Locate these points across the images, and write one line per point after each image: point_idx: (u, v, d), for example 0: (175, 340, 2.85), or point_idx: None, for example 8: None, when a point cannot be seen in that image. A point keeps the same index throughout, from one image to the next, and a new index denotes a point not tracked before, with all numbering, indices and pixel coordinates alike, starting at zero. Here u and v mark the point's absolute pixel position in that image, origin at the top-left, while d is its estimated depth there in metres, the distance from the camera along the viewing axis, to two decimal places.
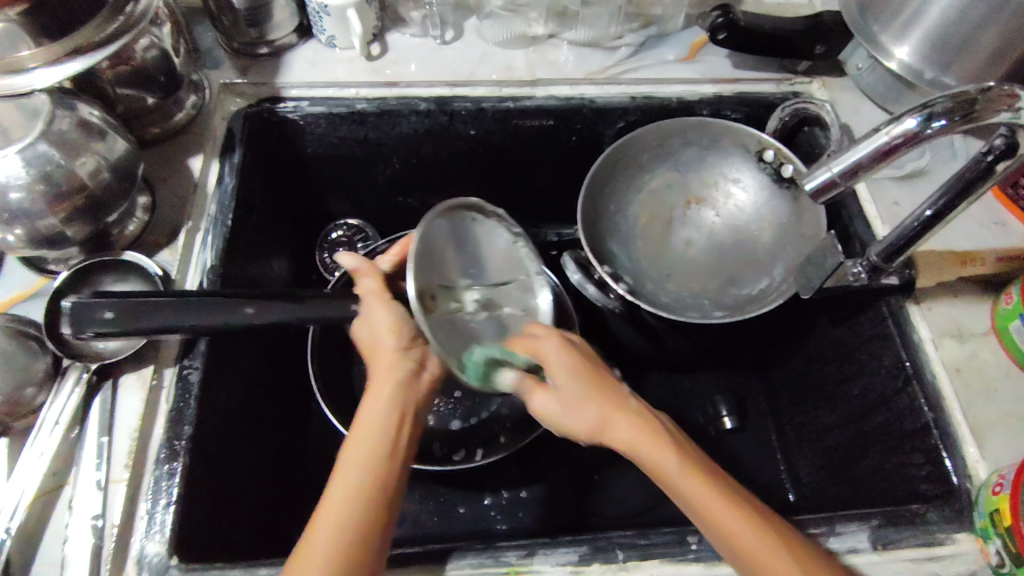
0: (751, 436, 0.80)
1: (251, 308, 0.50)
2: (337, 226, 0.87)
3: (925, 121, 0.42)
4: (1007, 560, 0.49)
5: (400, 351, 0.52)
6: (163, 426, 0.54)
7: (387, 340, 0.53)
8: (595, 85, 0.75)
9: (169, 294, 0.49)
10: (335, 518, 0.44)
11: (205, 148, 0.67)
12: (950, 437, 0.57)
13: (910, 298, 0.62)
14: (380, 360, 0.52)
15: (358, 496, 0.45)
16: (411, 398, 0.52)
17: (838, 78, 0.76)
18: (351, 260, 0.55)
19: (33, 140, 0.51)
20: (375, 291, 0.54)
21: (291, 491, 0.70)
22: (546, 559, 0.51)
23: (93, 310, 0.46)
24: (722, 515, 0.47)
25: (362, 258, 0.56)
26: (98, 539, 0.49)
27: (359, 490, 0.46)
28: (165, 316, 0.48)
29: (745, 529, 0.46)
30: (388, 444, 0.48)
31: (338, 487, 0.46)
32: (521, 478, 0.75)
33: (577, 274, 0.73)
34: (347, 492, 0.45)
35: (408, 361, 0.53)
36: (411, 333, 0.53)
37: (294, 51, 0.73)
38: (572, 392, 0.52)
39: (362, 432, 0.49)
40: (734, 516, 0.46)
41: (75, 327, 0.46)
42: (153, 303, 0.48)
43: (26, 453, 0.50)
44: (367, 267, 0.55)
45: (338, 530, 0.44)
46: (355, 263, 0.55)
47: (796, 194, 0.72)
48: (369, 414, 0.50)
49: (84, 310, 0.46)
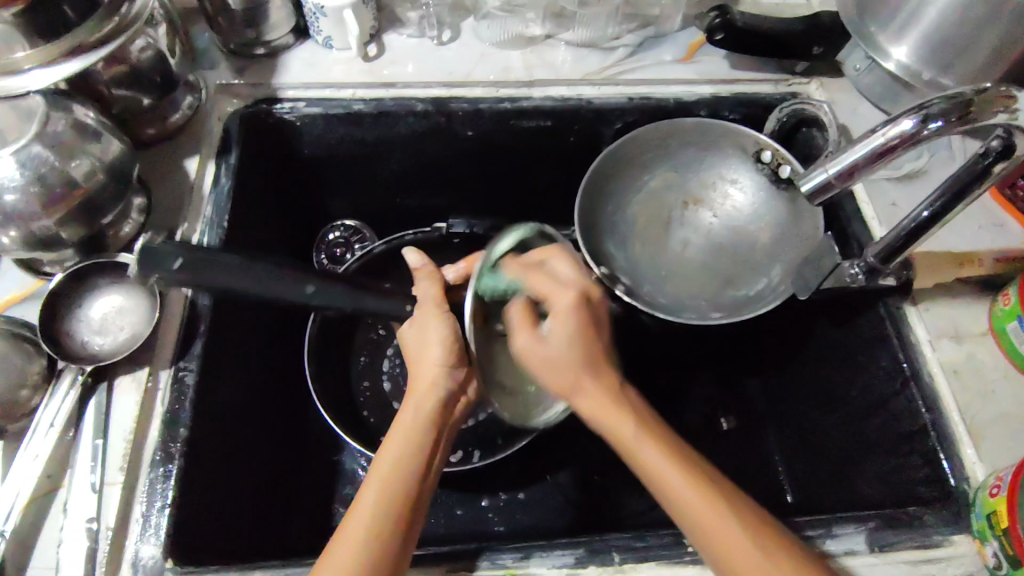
0: (749, 438, 0.80)
1: (310, 287, 0.46)
2: (334, 227, 0.86)
3: (922, 122, 0.42)
4: (1004, 562, 0.49)
5: (446, 368, 0.51)
6: (159, 428, 0.53)
7: (435, 352, 0.52)
8: (593, 85, 0.74)
9: (229, 254, 0.43)
10: (361, 533, 0.44)
11: (202, 149, 0.67)
12: (947, 439, 0.57)
13: (908, 299, 0.62)
14: (424, 371, 0.52)
15: (388, 513, 0.45)
16: (446, 416, 0.52)
17: (837, 79, 0.76)
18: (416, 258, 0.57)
19: (28, 141, 0.51)
20: (432, 298, 0.54)
21: (288, 493, 0.70)
22: (543, 561, 0.51)
23: (168, 259, 0.40)
24: (669, 476, 0.47)
25: (428, 260, 0.57)
26: (93, 542, 0.49)
27: (387, 509, 0.45)
28: (229, 278, 0.42)
29: (691, 491, 0.46)
30: (421, 462, 0.48)
31: (366, 503, 0.46)
32: (519, 479, 0.75)
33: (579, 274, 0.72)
34: (375, 508, 0.45)
35: (450, 381, 0.52)
36: (460, 350, 0.52)
37: (291, 51, 0.73)
38: (552, 355, 0.49)
39: (395, 446, 0.48)
40: (682, 479, 0.46)
41: (143, 269, 0.39)
42: (221, 262, 0.42)
43: (21, 455, 0.50)
44: (431, 271, 0.56)
45: (362, 545, 0.44)
46: (420, 262, 0.57)
47: (793, 194, 0.71)
48: (405, 429, 0.49)
49: (154, 255, 0.40)
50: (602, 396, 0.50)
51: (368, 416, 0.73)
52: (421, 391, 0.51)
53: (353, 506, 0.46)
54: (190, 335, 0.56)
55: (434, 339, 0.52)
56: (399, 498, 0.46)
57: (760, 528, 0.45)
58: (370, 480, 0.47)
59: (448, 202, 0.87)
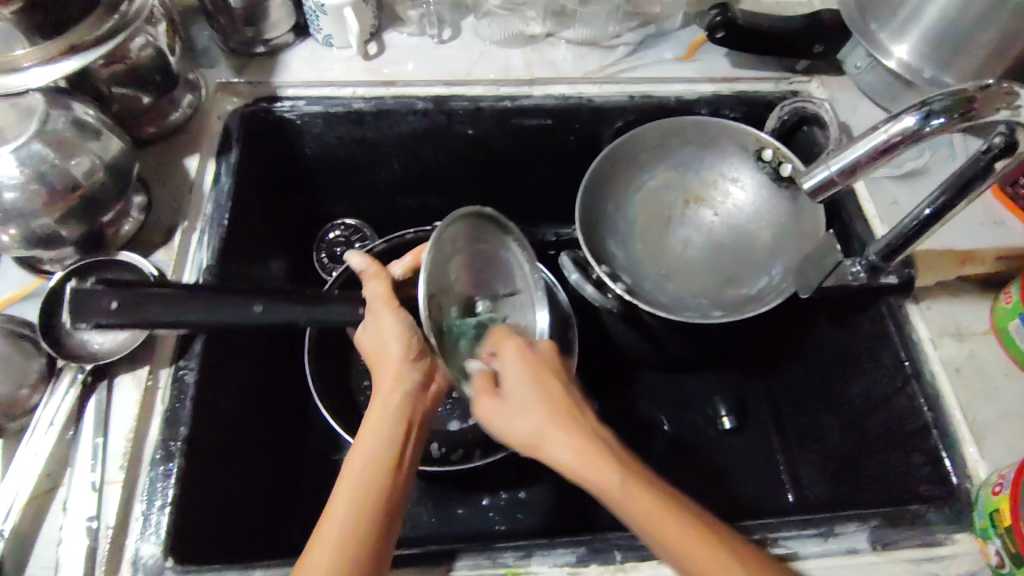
0: (749, 436, 0.80)
1: (258, 305, 0.50)
2: (334, 226, 0.86)
3: (924, 119, 0.42)
4: (1007, 560, 0.49)
5: (407, 363, 0.51)
6: (158, 427, 0.53)
7: (394, 349, 0.51)
8: (594, 84, 0.74)
9: (170, 287, 0.49)
10: (337, 534, 0.44)
11: (201, 147, 0.67)
12: (949, 438, 0.56)
13: (910, 297, 0.62)
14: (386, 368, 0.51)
15: (362, 510, 0.45)
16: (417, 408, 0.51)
17: (837, 77, 0.76)
18: (361, 260, 0.55)
19: (27, 139, 0.51)
20: (382, 297, 0.52)
21: (287, 492, 0.69)
22: (544, 560, 0.51)
23: (100, 299, 0.47)
24: (667, 525, 0.42)
25: (372, 260, 0.55)
26: (92, 541, 0.48)
27: (363, 501, 0.45)
28: (166, 307, 0.48)
29: (705, 557, 0.42)
30: (394, 453, 0.48)
31: (341, 503, 0.45)
32: (519, 479, 0.75)
33: (577, 274, 0.74)
34: (354, 500, 0.45)
35: (414, 373, 0.52)
36: (420, 345, 0.52)
37: (291, 50, 0.73)
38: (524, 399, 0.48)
39: (368, 441, 0.48)
40: (674, 521, 0.43)
41: (81, 318, 0.46)
42: (155, 296, 0.48)
43: (21, 454, 0.50)
44: (377, 271, 0.54)
45: (341, 545, 0.43)
46: (364, 264, 0.54)
47: (795, 193, 0.72)
48: (374, 423, 0.49)
49: (87, 298, 0.46)
50: (580, 439, 0.46)
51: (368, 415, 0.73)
52: (383, 387, 0.51)
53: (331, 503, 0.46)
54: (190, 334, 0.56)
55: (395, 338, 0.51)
56: (375, 490, 0.46)
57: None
58: (344, 475, 0.47)
59: (448, 202, 0.86)
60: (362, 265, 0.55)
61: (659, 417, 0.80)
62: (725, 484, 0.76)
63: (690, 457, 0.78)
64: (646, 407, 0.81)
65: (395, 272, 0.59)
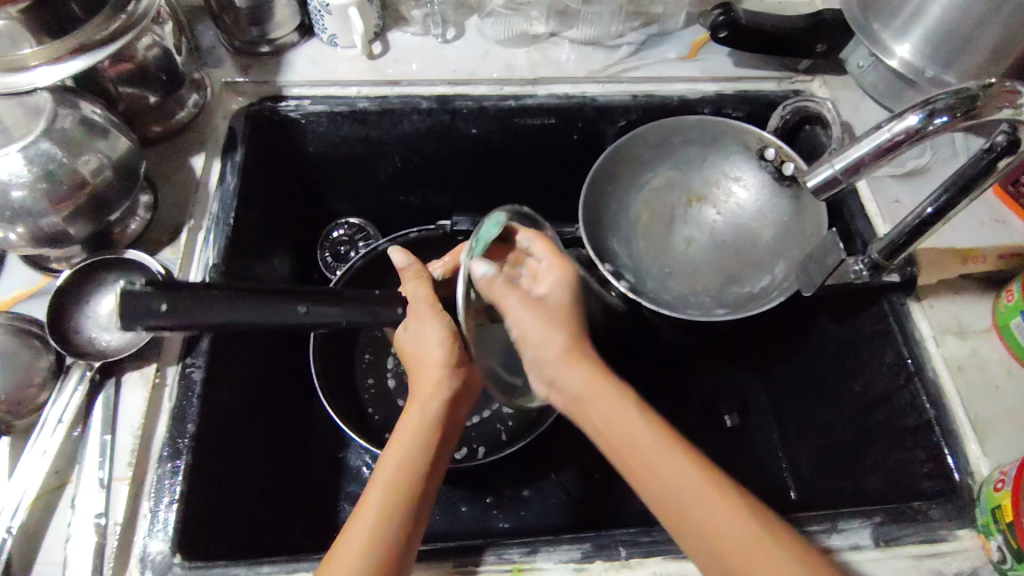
0: (751, 434, 0.80)
1: (302, 308, 0.48)
2: (338, 224, 0.87)
3: (927, 118, 0.42)
4: (1008, 556, 0.49)
5: (447, 369, 0.53)
6: (166, 424, 0.54)
7: (436, 355, 0.53)
8: (597, 83, 0.75)
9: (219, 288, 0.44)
10: (366, 532, 0.44)
11: (207, 146, 0.67)
12: (952, 435, 0.57)
13: (911, 295, 0.63)
14: (428, 372, 0.53)
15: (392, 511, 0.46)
16: (450, 416, 0.53)
17: (839, 76, 0.76)
18: (401, 257, 0.56)
19: (36, 138, 0.51)
20: (426, 299, 0.54)
21: (293, 489, 0.70)
22: (549, 556, 0.51)
23: (148, 304, 0.40)
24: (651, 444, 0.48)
25: (414, 258, 0.56)
26: (101, 538, 0.49)
27: (394, 504, 0.46)
28: (216, 311, 0.43)
29: (705, 492, 0.46)
30: (427, 458, 0.49)
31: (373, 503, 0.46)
32: (522, 476, 0.75)
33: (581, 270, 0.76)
34: (385, 504, 0.46)
35: (453, 380, 0.53)
36: (461, 353, 0.54)
37: (295, 49, 0.73)
38: (557, 310, 0.52)
39: (403, 444, 0.49)
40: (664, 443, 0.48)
41: (126, 323, 0.40)
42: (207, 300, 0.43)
43: (28, 451, 0.50)
44: (417, 270, 0.55)
45: (370, 544, 0.44)
46: (406, 262, 0.55)
47: (797, 191, 0.72)
48: (411, 428, 0.51)
49: (136, 302, 0.40)
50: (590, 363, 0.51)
51: (372, 413, 0.73)
52: (423, 391, 0.53)
53: (362, 504, 0.47)
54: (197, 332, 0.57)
55: (435, 342, 0.53)
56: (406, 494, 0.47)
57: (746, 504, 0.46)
58: (377, 478, 0.48)
59: (451, 200, 0.87)
60: (404, 260, 0.56)
61: (661, 415, 0.81)
62: None
63: None
64: (649, 405, 0.81)
65: (435, 271, 0.61)
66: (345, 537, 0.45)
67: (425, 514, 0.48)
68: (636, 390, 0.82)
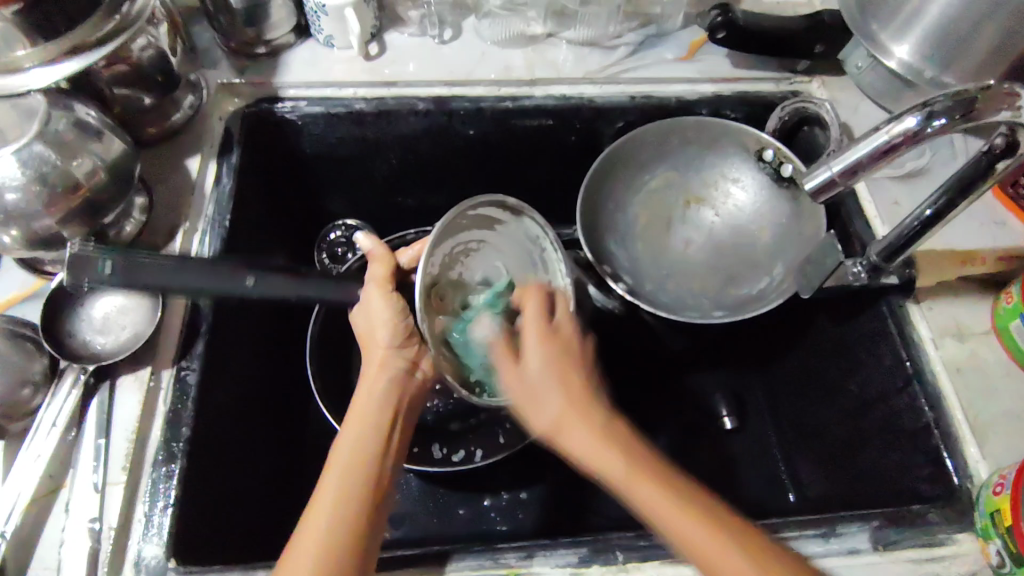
0: (750, 437, 0.80)
1: (251, 280, 0.50)
2: (334, 226, 0.85)
3: (927, 119, 0.42)
4: (1008, 560, 0.49)
5: (393, 349, 0.53)
6: (161, 428, 0.53)
7: (382, 336, 0.53)
8: (594, 84, 0.74)
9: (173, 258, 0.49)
10: (322, 521, 0.44)
11: (203, 148, 0.67)
12: (951, 438, 0.57)
13: (911, 297, 0.62)
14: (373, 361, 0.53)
15: (347, 497, 0.45)
16: (400, 396, 0.53)
17: (838, 77, 0.76)
18: (369, 242, 0.54)
19: (29, 140, 0.51)
20: (378, 280, 0.53)
21: (289, 492, 0.69)
22: (546, 560, 0.51)
23: (92, 265, 0.47)
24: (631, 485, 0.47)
25: (381, 243, 0.54)
26: (95, 542, 0.48)
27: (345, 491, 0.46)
28: (163, 279, 0.48)
29: (702, 529, 0.45)
30: (377, 441, 0.49)
31: (327, 490, 0.46)
32: (521, 479, 0.75)
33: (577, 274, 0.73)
34: (340, 487, 0.46)
35: (401, 359, 0.53)
36: (409, 331, 0.53)
37: (291, 50, 0.73)
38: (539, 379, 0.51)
39: (353, 432, 0.49)
40: (648, 489, 0.46)
41: (76, 279, 0.47)
42: (159, 266, 0.48)
43: (23, 455, 0.50)
44: (383, 253, 0.53)
45: (329, 528, 0.44)
46: (374, 247, 0.53)
47: (795, 193, 0.72)
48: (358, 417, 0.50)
49: (85, 264, 0.47)
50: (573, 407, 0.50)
51: None
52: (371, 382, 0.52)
53: (317, 490, 0.46)
54: (193, 334, 0.56)
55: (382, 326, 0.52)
56: (359, 479, 0.46)
57: (728, 527, 0.45)
58: (332, 463, 0.47)
59: (450, 201, 0.86)
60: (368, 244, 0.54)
61: (660, 417, 0.80)
62: (726, 484, 0.76)
63: (692, 457, 0.78)
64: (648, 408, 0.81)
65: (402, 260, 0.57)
66: (303, 530, 0.45)
67: (386, 495, 0.48)
68: (637, 390, 0.81)
